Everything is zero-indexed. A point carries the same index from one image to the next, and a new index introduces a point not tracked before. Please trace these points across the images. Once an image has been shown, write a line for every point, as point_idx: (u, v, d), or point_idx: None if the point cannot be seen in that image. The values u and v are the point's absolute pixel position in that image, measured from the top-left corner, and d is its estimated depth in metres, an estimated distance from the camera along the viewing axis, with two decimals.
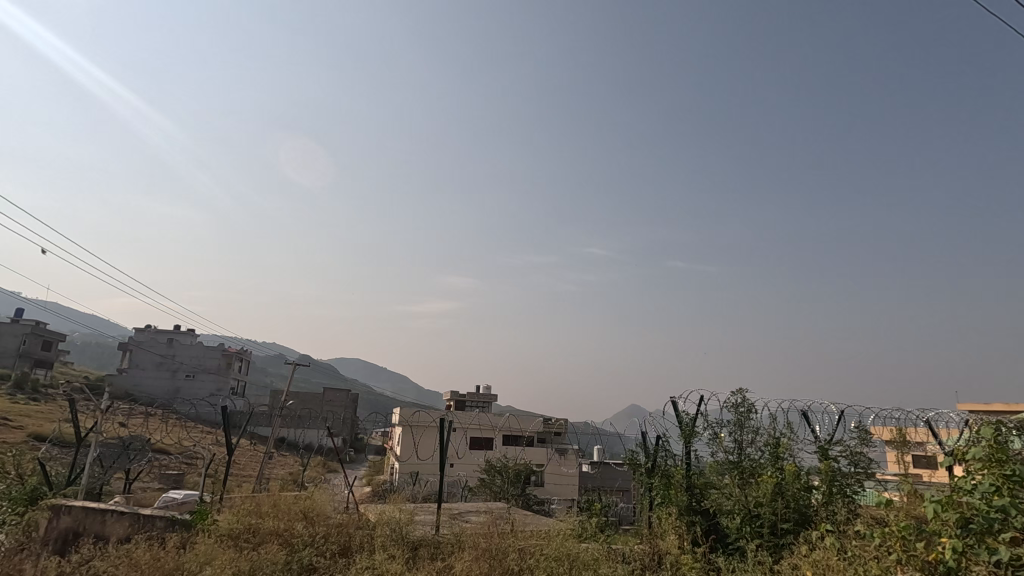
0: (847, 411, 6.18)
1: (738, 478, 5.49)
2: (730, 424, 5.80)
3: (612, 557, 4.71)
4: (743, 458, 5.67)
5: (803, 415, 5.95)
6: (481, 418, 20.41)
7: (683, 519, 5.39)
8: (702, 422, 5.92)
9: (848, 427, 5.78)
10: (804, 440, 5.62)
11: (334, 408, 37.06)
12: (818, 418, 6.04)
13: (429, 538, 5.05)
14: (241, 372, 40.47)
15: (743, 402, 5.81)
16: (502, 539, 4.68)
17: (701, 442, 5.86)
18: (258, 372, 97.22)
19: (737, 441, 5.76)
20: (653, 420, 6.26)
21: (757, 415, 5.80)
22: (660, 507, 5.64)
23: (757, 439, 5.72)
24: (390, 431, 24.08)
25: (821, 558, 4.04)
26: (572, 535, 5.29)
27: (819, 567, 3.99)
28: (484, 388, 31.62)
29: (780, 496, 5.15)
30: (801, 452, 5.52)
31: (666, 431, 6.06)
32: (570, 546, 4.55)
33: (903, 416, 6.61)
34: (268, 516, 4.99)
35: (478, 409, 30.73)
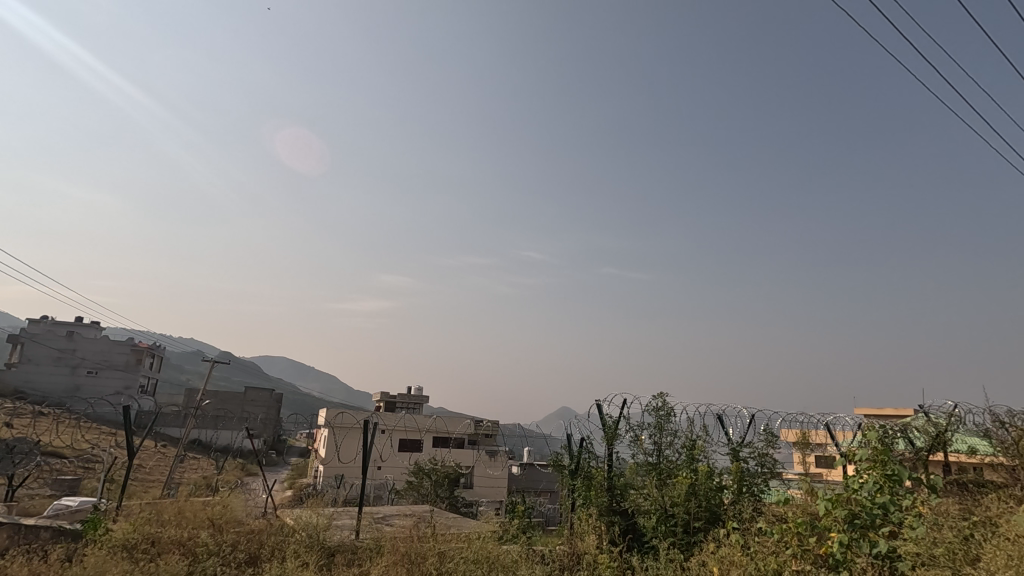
0: (759, 415, 6.56)
1: (656, 479, 5.70)
2: (650, 426, 6.03)
3: (532, 557, 4.77)
4: (661, 460, 5.89)
5: (718, 419, 6.29)
6: (411, 419, 20.09)
7: (603, 519, 5.53)
8: (625, 425, 6.10)
9: (758, 429, 6.18)
10: (718, 443, 5.96)
11: (256, 408, 35.33)
12: (731, 421, 6.42)
13: (347, 543, 4.90)
14: (153, 370, 37.77)
15: (663, 405, 6.08)
16: (422, 542, 4.60)
17: (623, 444, 6.03)
18: (173, 370, 91.08)
19: (656, 443, 5.98)
20: (578, 422, 6.42)
21: (675, 418, 6.07)
22: (581, 508, 5.75)
23: (675, 442, 5.96)
24: (316, 433, 23.20)
25: (726, 554, 4.24)
26: (493, 538, 5.28)
27: (724, 562, 4.18)
28: (416, 389, 31.19)
29: (694, 496, 5.40)
30: (714, 454, 5.86)
31: (590, 433, 6.21)
32: (490, 548, 4.55)
33: (807, 419, 7.10)
34: (169, 524, 4.67)
35: (408, 411, 30.27)
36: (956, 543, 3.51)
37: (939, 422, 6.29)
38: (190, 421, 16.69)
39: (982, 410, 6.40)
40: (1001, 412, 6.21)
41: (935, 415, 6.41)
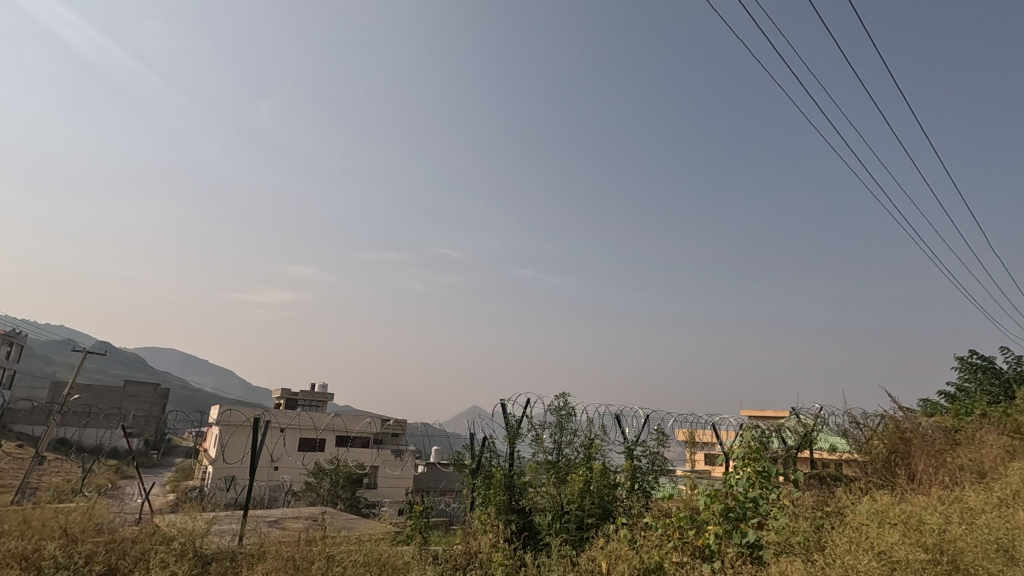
0: (653, 415, 6.93)
1: (554, 477, 5.83)
2: (551, 426, 6.17)
3: (426, 558, 4.70)
4: (560, 458, 6.04)
5: (616, 418, 6.57)
6: (314, 418, 19.24)
7: (500, 518, 5.56)
8: (527, 424, 6.19)
9: (650, 428, 6.54)
10: (614, 442, 6.23)
11: (137, 404, 32.19)
12: (629, 420, 6.73)
13: (226, 550, 4.57)
14: (10, 359, 33.27)
15: (564, 405, 6.24)
16: (309, 546, 4.39)
17: (524, 443, 6.11)
18: (38, 360, 80.95)
19: (556, 442, 6.12)
20: (482, 421, 6.42)
21: (576, 418, 6.26)
22: (480, 507, 5.74)
23: (574, 441, 6.14)
24: (205, 432, 21.53)
25: (614, 548, 4.40)
26: (387, 539, 5.13)
27: (611, 556, 4.34)
28: (320, 386, 29.90)
29: (588, 493, 5.59)
30: (610, 452, 6.12)
31: (492, 433, 6.24)
32: (381, 551, 4.42)
33: (696, 420, 7.59)
34: (10, 536, 4.10)
35: (310, 409, 28.95)
36: (810, 531, 3.90)
37: (807, 422, 6.95)
38: (53, 418, 14.84)
39: (842, 412, 7.17)
40: (856, 414, 7.00)
41: (803, 416, 7.11)
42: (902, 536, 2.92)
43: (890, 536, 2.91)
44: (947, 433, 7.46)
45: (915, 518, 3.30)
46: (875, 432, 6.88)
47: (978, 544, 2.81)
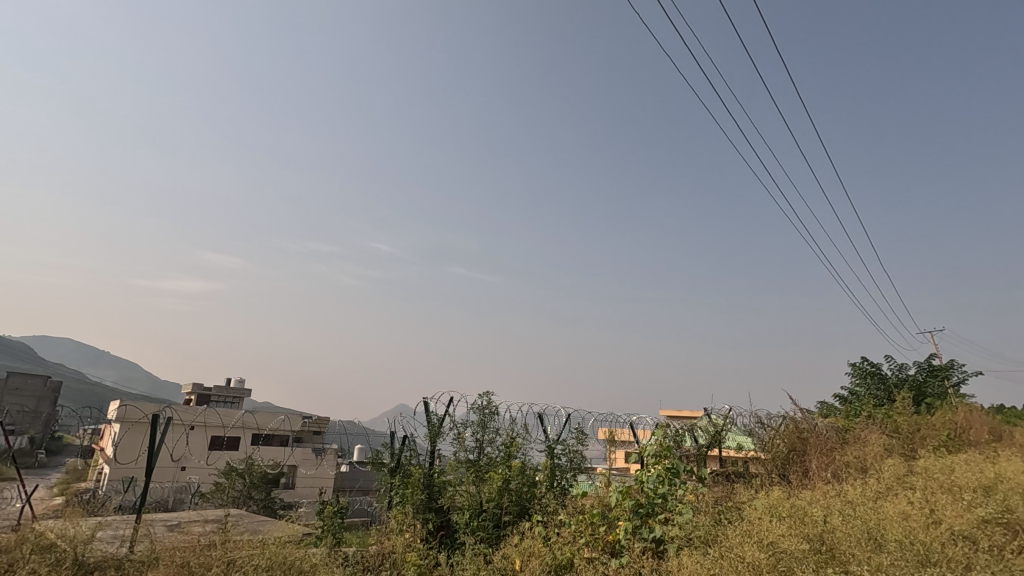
0: (574, 413, 7.09)
1: (474, 476, 5.80)
2: (473, 424, 6.15)
3: (336, 560, 4.54)
4: (481, 456, 6.02)
5: (539, 417, 6.67)
6: (228, 415, 18.20)
7: (417, 518, 5.46)
8: (449, 423, 6.12)
9: (571, 427, 6.71)
10: (535, 440, 6.34)
11: (21, 398, 29.11)
12: (551, 418, 6.86)
13: (113, 559, 4.21)
14: None
15: (487, 404, 6.23)
16: (208, 551, 4.13)
17: (446, 442, 6.03)
18: None
19: (478, 440, 6.10)
20: (404, 419, 6.28)
21: (499, 416, 6.26)
22: (397, 507, 5.60)
23: (496, 439, 6.15)
24: (102, 429, 19.80)
25: (528, 546, 4.42)
26: (295, 541, 4.90)
27: (525, 554, 4.36)
28: (237, 381, 28.33)
29: (506, 491, 5.64)
30: (530, 450, 6.22)
31: (413, 431, 6.09)
32: (288, 553, 4.23)
33: (615, 419, 7.80)
34: None
35: (225, 405, 27.37)
36: (711, 525, 4.12)
37: (717, 422, 7.30)
38: None
39: (748, 413, 7.63)
40: (761, 414, 7.48)
41: (714, 416, 7.45)
42: (789, 528, 3.13)
43: (779, 528, 3.12)
44: (837, 433, 8.14)
45: (801, 510, 3.57)
46: (776, 431, 7.39)
47: (854, 534, 3.04)
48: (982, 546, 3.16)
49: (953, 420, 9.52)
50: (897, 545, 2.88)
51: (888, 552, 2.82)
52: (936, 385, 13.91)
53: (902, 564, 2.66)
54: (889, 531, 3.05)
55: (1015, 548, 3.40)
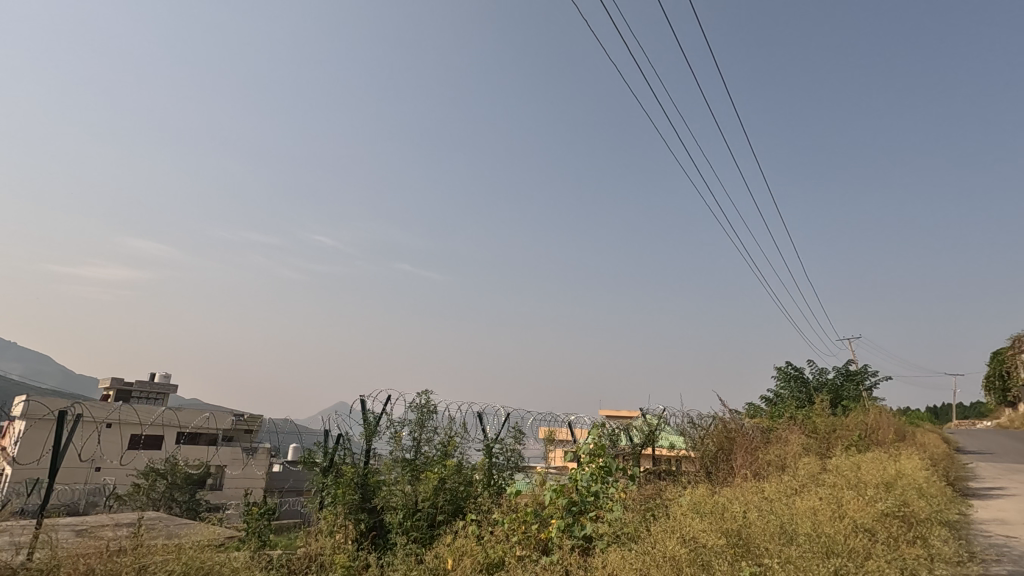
0: (513, 412, 7.13)
1: (410, 475, 5.71)
2: (411, 423, 6.05)
3: (259, 563, 4.36)
4: (418, 456, 5.94)
5: (478, 416, 6.66)
6: (150, 412, 17.13)
7: (348, 518, 5.32)
8: (386, 421, 6.00)
9: (509, 426, 6.74)
10: (473, 439, 6.33)
11: None
12: (490, 418, 6.88)
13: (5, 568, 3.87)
14: None
15: (426, 402, 6.14)
16: (116, 557, 3.87)
17: (381, 441, 5.91)
18: None
19: (415, 439, 6.02)
20: (338, 417, 6.10)
21: (437, 415, 6.20)
22: (327, 508, 5.44)
23: (434, 438, 6.08)
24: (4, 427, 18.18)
25: (461, 544, 4.40)
26: (215, 544, 4.67)
27: (458, 553, 4.34)
28: (162, 376, 26.76)
29: (441, 490, 5.62)
30: (468, 449, 6.20)
31: (348, 429, 5.94)
32: (206, 556, 4.03)
33: (552, 419, 7.88)
34: None
35: (147, 402, 25.78)
36: (638, 521, 4.24)
37: (651, 421, 7.49)
38: None
39: (681, 413, 7.88)
40: (693, 414, 7.76)
41: (648, 416, 7.63)
42: (710, 524, 3.26)
43: (701, 524, 3.24)
44: (761, 433, 8.57)
45: (722, 507, 3.73)
46: (706, 431, 7.69)
47: (768, 529, 3.20)
48: (880, 537, 3.41)
49: (863, 421, 10.25)
50: (806, 538, 3.06)
51: (798, 545, 2.99)
52: (851, 389, 14.92)
53: (809, 556, 2.84)
54: (800, 525, 3.24)
55: (908, 539, 3.71)
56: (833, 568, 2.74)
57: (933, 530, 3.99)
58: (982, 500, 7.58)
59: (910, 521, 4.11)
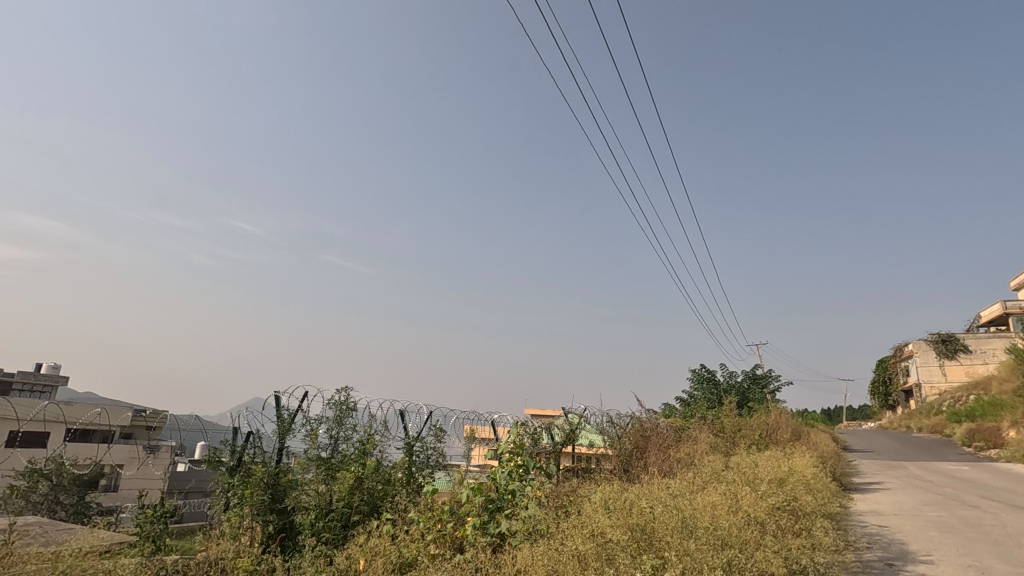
0: (436, 411, 7.10)
1: (324, 474, 5.53)
2: (329, 420, 5.88)
3: (151, 570, 4.05)
4: (334, 454, 5.75)
5: (399, 414, 6.57)
6: (33, 406, 15.49)
7: (256, 520, 5.06)
8: (301, 419, 5.79)
9: (431, 424, 6.71)
10: (394, 437, 6.23)
11: None
12: (412, 416, 6.80)
13: None
14: None
15: (345, 399, 5.98)
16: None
17: (296, 439, 5.68)
18: None
19: (332, 437, 5.84)
20: (250, 414, 5.81)
21: (356, 412, 6.05)
22: (233, 509, 5.14)
23: (352, 436, 5.92)
24: None
25: (374, 544, 4.30)
26: (102, 550, 4.30)
27: (370, 553, 4.23)
28: (51, 367, 24.34)
29: (357, 490, 5.47)
30: (387, 447, 6.09)
31: (260, 427, 5.66)
32: (88, 564, 3.69)
33: (476, 417, 7.89)
34: None
35: (31, 395, 23.33)
36: (551, 518, 4.34)
37: (572, 420, 7.67)
38: None
39: (600, 412, 8.14)
40: (612, 414, 8.04)
41: (570, 415, 7.81)
42: (617, 519, 3.38)
43: (608, 519, 3.36)
44: (674, 432, 9.03)
45: (630, 503, 3.89)
46: (624, 431, 8.00)
47: (670, 522, 3.38)
48: (769, 529, 3.70)
49: (765, 421, 11.04)
50: (703, 530, 3.26)
51: (696, 537, 3.19)
52: (757, 391, 16.02)
53: (704, 547, 3.02)
54: (701, 520, 3.44)
55: (794, 531, 4.03)
56: (726, 559, 2.93)
57: (817, 522, 4.38)
58: (862, 494, 8.38)
59: (798, 514, 4.47)
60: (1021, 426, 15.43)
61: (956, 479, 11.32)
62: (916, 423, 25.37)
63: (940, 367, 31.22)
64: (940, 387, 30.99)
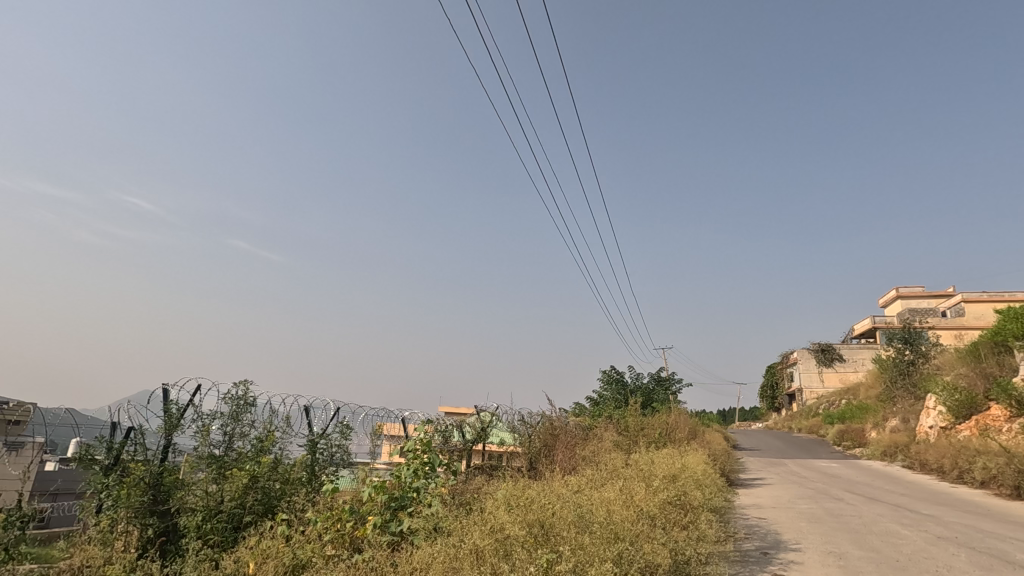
0: (343, 407, 6.88)
1: (215, 473, 5.17)
2: (224, 416, 5.47)
3: None
4: (228, 452, 5.39)
5: (303, 410, 6.29)
6: None
7: (132, 524, 4.63)
8: (191, 414, 5.35)
9: (337, 421, 6.48)
10: (296, 434, 5.96)
11: None
12: (317, 413, 6.53)
13: None
14: None
15: (243, 394, 5.60)
16: None
17: (184, 435, 5.25)
18: None
19: (227, 433, 5.45)
20: (131, 407, 5.28)
21: (255, 407, 5.69)
22: (106, 512, 4.67)
23: (249, 433, 5.57)
24: None
25: (267, 546, 4.07)
26: None
27: (261, 555, 4.01)
28: None
29: (251, 489, 5.18)
30: (289, 444, 5.82)
31: (143, 422, 5.16)
32: None
33: (386, 413, 7.72)
34: None
35: None
36: (454, 515, 4.35)
37: (484, 418, 7.70)
38: None
39: (512, 411, 8.24)
40: (523, 412, 8.17)
41: (482, 412, 7.84)
42: (516, 515, 3.44)
43: (507, 516, 3.41)
44: (581, 430, 9.32)
45: (530, 500, 3.96)
46: (533, 429, 8.16)
47: (566, 516, 3.50)
48: (658, 522, 3.93)
49: (665, 421, 11.68)
50: (596, 524, 3.40)
51: (591, 531, 3.32)
52: (661, 393, 16.92)
53: (597, 541, 3.15)
54: (596, 514, 3.59)
55: (682, 523, 4.31)
56: (616, 551, 3.07)
57: (702, 514, 4.70)
58: (746, 489, 9.10)
59: (686, 507, 4.78)
60: (880, 428, 17.47)
61: (827, 475, 12.59)
62: (797, 424, 27.91)
63: (819, 374, 34.57)
64: (818, 392, 34.34)
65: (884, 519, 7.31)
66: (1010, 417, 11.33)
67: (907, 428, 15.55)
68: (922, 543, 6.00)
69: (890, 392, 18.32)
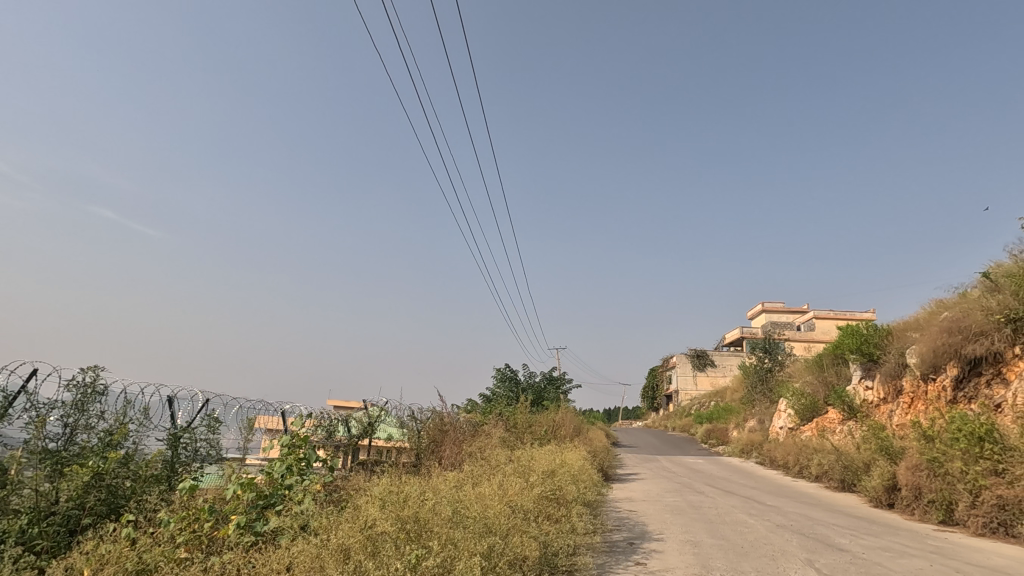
0: (214, 399, 6.36)
1: (49, 471, 4.54)
2: (65, 406, 4.82)
3: None
4: (68, 447, 4.76)
5: (167, 401, 5.73)
6: None
7: None
8: (23, 402, 4.65)
9: (205, 414, 5.98)
10: (155, 427, 5.42)
11: None
12: (182, 404, 5.98)
13: None
14: None
15: (92, 381, 4.97)
16: None
17: (11, 427, 4.55)
18: None
19: (68, 425, 4.81)
20: None
21: (106, 397, 5.08)
22: None
23: (96, 425, 4.97)
24: None
25: (107, 551, 3.65)
26: None
27: (99, 560, 3.59)
28: None
29: (94, 487, 4.63)
30: (145, 438, 5.27)
31: None
32: None
33: (263, 406, 7.24)
34: None
35: None
36: (327, 513, 4.19)
37: (372, 412, 7.43)
38: None
39: (402, 406, 8.04)
40: (413, 407, 8.03)
41: (370, 407, 7.55)
42: (389, 512, 3.37)
43: (379, 512, 3.36)
44: (470, 427, 9.35)
45: (407, 496, 3.89)
46: (420, 425, 8.03)
47: (440, 512, 3.49)
48: (530, 516, 4.06)
49: (553, 418, 12.08)
50: (469, 520, 3.43)
51: (463, 526, 3.35)
52: (551, 391, 17.47)
53: (469, 536, 3.18)
54: (472, 509, 3.63)
55: (555, 517, 4.49)
56: (487, 545, 3.14)
57: (574, 508, 4.92)
58: (621, 483, 9.69)
59: (560, 500, 4.99)
60: (741, 427, 19.40)
61: (692, 470, 13.76)
62: (672, 423, 30.18)
63: (694, 377, 37.60)
64: (692, 394, 37.33)
65: (735, 510, 8.13)
66: (841, 419, 13.09)
67: (762, 428, 17.42)
68: (764, 531, 6.75)
69: (751, 396, 20.38)
